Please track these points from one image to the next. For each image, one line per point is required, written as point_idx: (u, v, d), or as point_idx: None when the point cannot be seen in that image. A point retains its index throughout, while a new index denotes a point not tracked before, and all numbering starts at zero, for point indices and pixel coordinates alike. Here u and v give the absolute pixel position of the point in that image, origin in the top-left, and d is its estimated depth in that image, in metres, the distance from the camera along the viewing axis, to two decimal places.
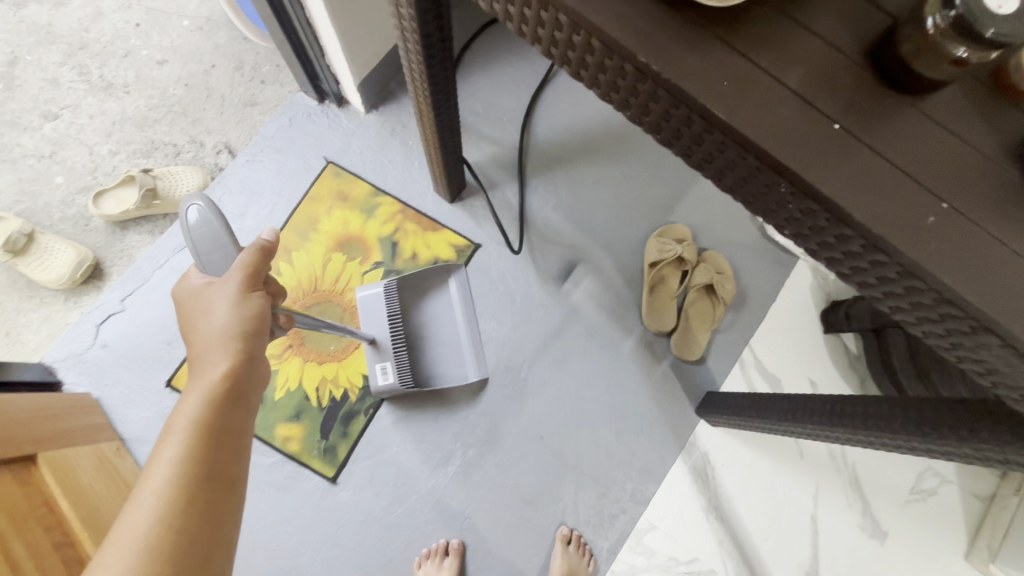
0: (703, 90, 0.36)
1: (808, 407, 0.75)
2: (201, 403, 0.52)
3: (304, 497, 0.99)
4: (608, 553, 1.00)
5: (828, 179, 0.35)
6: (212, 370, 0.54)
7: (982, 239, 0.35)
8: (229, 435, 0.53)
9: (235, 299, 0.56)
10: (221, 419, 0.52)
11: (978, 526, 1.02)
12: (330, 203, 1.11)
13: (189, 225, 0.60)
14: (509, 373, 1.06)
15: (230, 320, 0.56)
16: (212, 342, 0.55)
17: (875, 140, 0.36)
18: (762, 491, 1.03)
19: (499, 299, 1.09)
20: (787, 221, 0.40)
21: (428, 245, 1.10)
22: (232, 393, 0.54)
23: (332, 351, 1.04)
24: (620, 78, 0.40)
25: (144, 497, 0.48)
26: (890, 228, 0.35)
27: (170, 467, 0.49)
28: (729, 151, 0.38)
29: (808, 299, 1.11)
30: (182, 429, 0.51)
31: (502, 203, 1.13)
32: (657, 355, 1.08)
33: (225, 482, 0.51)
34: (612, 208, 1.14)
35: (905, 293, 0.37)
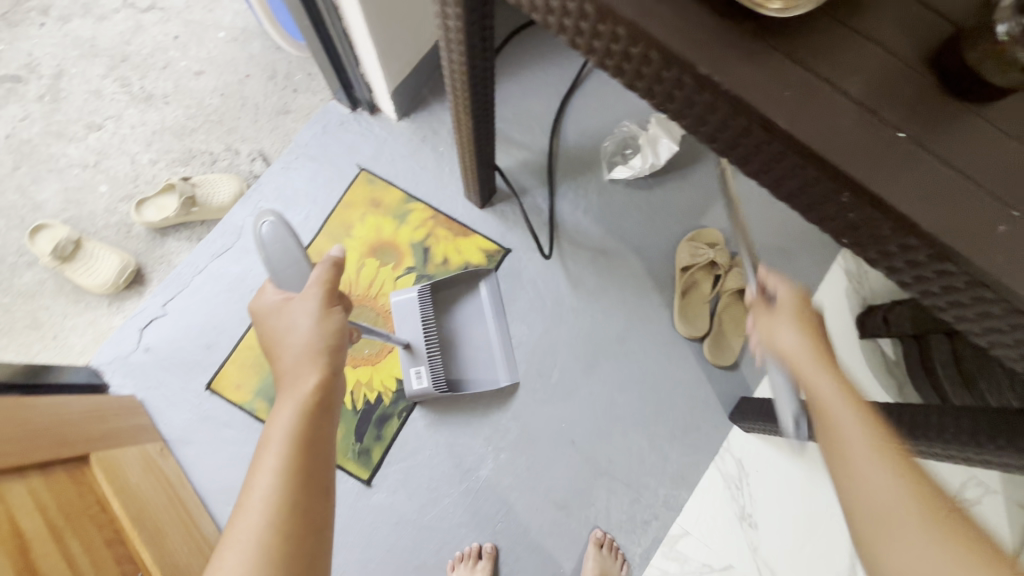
0: (765, 99, 0.36)
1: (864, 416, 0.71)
2: (296, 414, 0.54)
3: (340, 499, 1.00)
4: (641, 558, 1.00)
5: (892, 188, 0.35)
6: (302, 381, 0.55)
7: None
8: (322, 444, 0.54)
9: (316, 315, 0.58)
10: (315, 428, 0.54)
11: None
12: (363, 209, 1.13)
13: (263, 239, 0.64)
14: (540, 378, 1.06)
15: (314, 335, 0.58)
16: (299, 355, 0.57)
17: (939, 147, 0.36)
18: (797, 498, 1.02)
19: (530, 303, 1.09)
20: (845, 230, 0.40)
21: (459, 250, 1.11)
22: (323, 405, 0.55)
23: (366, 355, 1.06)
24: (676, 89, 0.40)
25: (251, 503, 0.49)
26: (957, 237, 0.34)
27: (272, 476, 0.51)
28: (788, 160, 0.38)
29: (843, 304, 1.11)
30: (280, 438, 0.52)
31: (532, 208, 1.14)
32: (689, 360, 1.08)
33: (322, 488, 0.52)
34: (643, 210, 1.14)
35: (972, 302, 0.37)
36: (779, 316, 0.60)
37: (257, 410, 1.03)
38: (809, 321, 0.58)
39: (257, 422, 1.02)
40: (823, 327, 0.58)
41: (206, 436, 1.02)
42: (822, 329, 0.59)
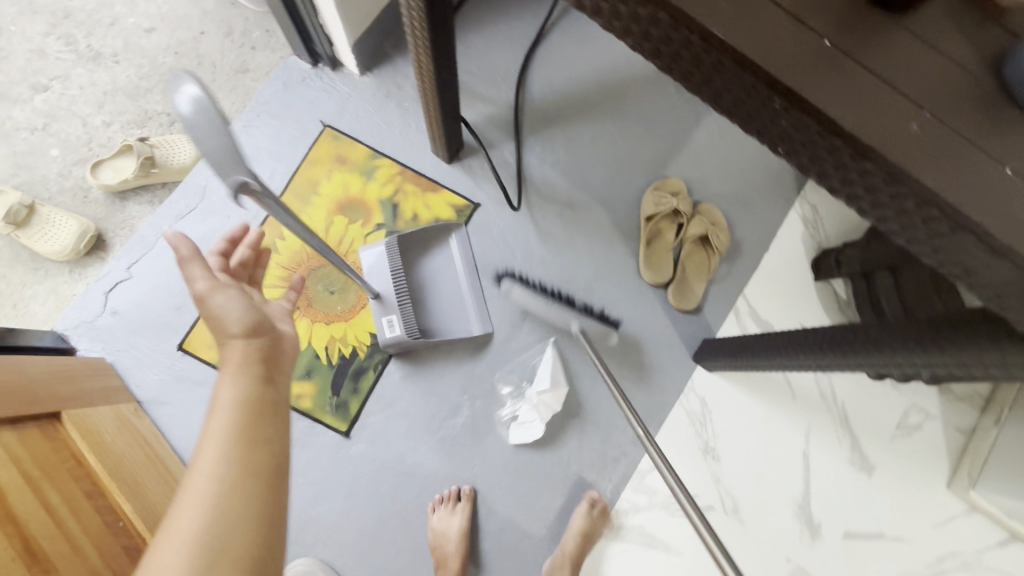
0: (703, 10, 0.38)
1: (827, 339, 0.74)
2: (231, 393, 0.56)
3: (319, 451, 1.03)
4: (612, 493, 1.05)
5: (819, 93, 0.38)
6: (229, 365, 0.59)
7: (961, 146, 0.38)
8: (271, 406, 0.58)
9: (227, 296, 0.61)
10: (247, 405, 0.56)
11: (959, 455, 1.12)
12: (329, 166, 1.12)
13: (182, 115, 0.50)
14: (512, 328, 1.09)
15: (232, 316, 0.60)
16: (225, 337, 0.60)
17: (863, 54, 0.38)
18: (756, 429, 1.10)
19: (499, 256, 1.11)
20: (782, 137, 0.43)
21: (428, 206, 1.12)
22: (254, 381, 0.58)
23: (339, 311, 1.06)
24: (623, 5, 0.42)
25: (204, 460, 0.52)
26: (875, 135, 0.38)
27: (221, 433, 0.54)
28: (727, 71, 0.40)
29: (800, 249, 1.16)
30: (222, 421, 0.55)
31: (499, 162, 1.14)
32: (655, 307, 1.12)
33: (260, 458, 0.54)
34: (560, 313, 1.03)
35: (889, 200, 0.40)
36: None
37: None
38: None
39: None
40: None
41: (181, 395, 1.02)
42: None
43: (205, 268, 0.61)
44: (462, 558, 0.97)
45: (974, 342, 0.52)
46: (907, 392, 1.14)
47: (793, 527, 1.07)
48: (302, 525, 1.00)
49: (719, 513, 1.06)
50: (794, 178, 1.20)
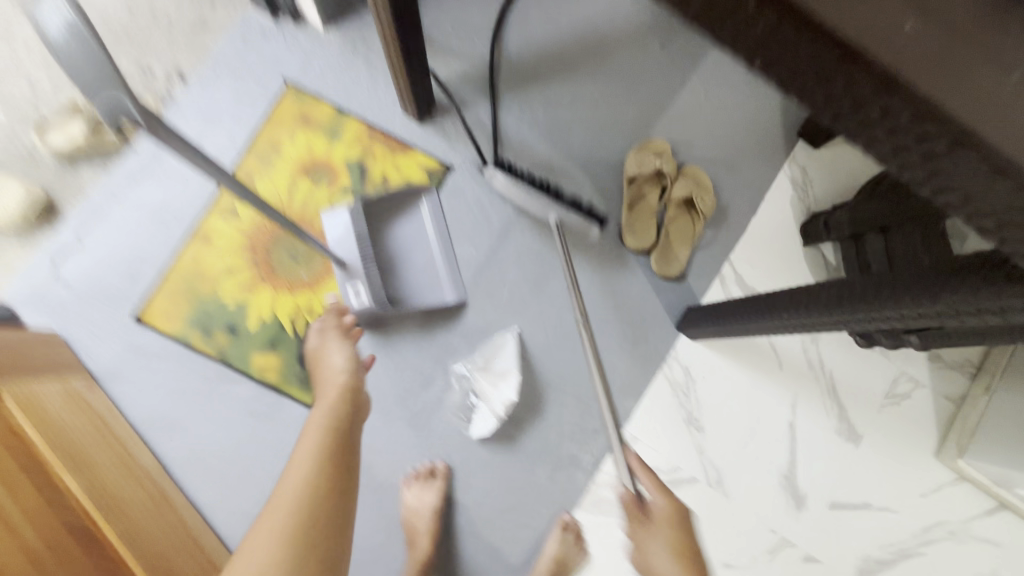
0: None
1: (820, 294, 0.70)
2: (330, 404, 0.77)
3: (285, 425, 0.97)
4: (593, 466, 1.01)
5: None
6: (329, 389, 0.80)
7: (971, 54, 0.31)
8: (340, 470, 0.69)
9: (342, 350, 0.86)
10: (344, 407, 0.77)
11: (948, 423, 1.09)
12: (292, 127, 1.06)
13: (47, 37, 0.41)
14: (488, 297, 1.04)
15: (338, 369, 0.83)
16: (329, 380, 0.81)
17: None
18: (741, 399, 1.06)
19: (474, 221, 1.06)
20: (757, 49, 0.35)
21: (398, 168, 1.06)
22: (346, 400, 0.78)
23: (304, 279, 1.01)
24: None
25: (281, 502, 0.64)
26: (865, 32, 0.31)
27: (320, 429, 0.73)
28: None
29: (788, 213, 1.11)
30: (324, 408, 0.76)
31: (474, 122, 1.08)
32: (637, 274, 1.08)
33: (348, 464, 0.71)
34: (542, 203, 1.00)
35: (888, 132, 0.33)
36: (653, 534, 0.71)
37: (191, 339, 0.98)
38: (677, 541, 0.70)
39: (192, 352, 0.97)
40: (688, 532, 0.71)
41: (138, 369, 0.97)
42: (688, 541, 0.71)
43: (340, 325, 0.90)
44: (433, 537, 0.95)
45: (975, 280, 0.48)
46: (896, 359, 1.10)
47: (777, 498, 1.04)
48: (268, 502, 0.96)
49: (702, 485, 1.03)
50: (785, 139, 1.14)
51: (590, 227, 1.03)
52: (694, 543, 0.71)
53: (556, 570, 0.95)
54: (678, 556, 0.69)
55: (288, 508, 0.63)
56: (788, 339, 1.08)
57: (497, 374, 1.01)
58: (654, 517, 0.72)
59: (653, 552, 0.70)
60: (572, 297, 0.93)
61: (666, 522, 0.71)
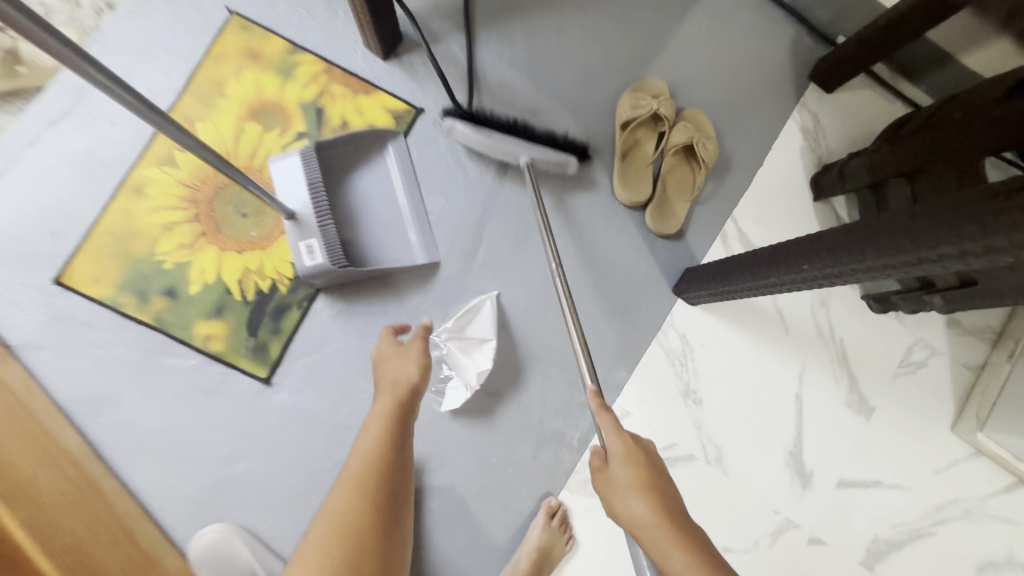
0: None
1: (856, 237, 0.60)
2: (386, 413, 0.66)
3: (235, 401, 0.87)
4: (580, 443, 0.91)
5: None
6: (389, 395, 0.68)
7: None
8: (386, 504, 0.59)
9: (412, 358, 0.73)
10: (402, 425, 0.66)
11: (965, 393, 1.00)
12: (237, 62, 0.92)
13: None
14: (463, 257, 0.93)
15: (405, 376, 0.70)
16: (391, 386, 0.69)
17: None
18: (744, 369, 0.97)
19: (448, 173, 0.94)
20: None
21: (361, 111, 0.93)
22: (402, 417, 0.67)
23: (253, 237, 0.89)
24: None
25: (324, 514, 0.57)
26: None
27: (372, 441, 0.63)
28: None
29: (798, 163, 1.00)
30: (377, 419, 0.66)
31: (447, 60, 0.96)
32: (630, 231, 0.96)
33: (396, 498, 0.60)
34: (506, 144, 0.88)
35: None
36: (618, 477, 0.58)
37: (124, 305, 0.86)
38: (644, 473, 0.57)
39: (125, 319, 0.86)
40: (658, 474, 0.58)
41: (61, 338, 0.84)
42: (655, 467, 0.58)
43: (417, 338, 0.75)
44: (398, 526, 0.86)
45: None
46: (912, 325, 1.01)
47: (781, 475, 0.96)
48: (215, 487, 0.85)
49: (700, 463, 0.94)
50: (794, 82, 1.03)
51: (566, 162, 0.90)
52: (666, 480, 0.58)
53: (539, 558, 0.84)
54: (644, 491, 0.56)
55: (324, 540, 0.55)
56: (795, 303, 0.98)
57: (470, 342, 0.91)
58: (612, 458, 0.59)
59: (619, 498, 0.57)
60: (550, 255, 0.82)
61: (624, 459, 0.58)
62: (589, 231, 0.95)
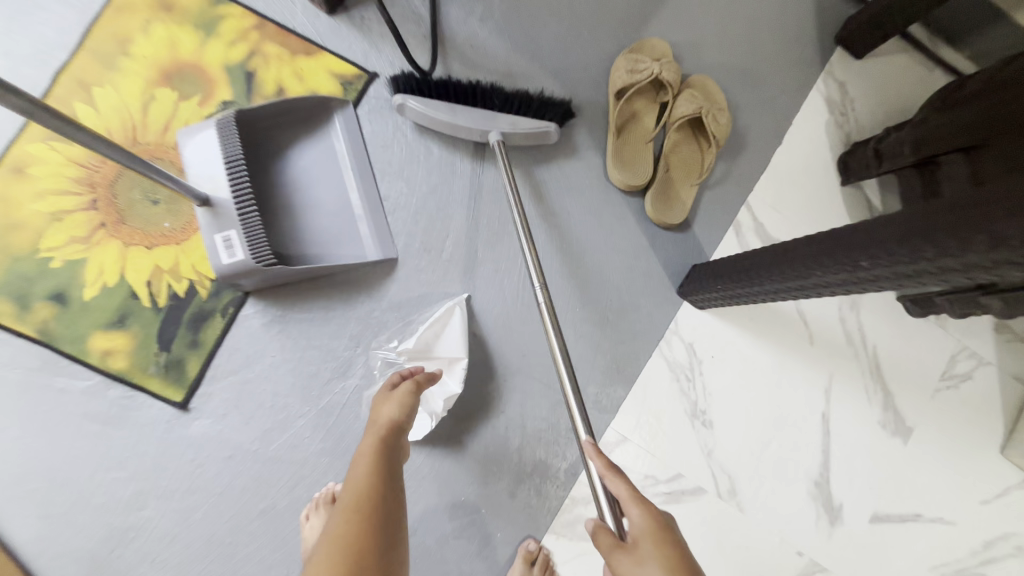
0: None
1: (920, 229, 0.42)
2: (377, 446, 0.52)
3: (141, 431, 0.70)
4: (568, 476, 0.76)
5: None
6: (378, 426, 0.54)
7: None
8: (379, 552, 0.45)
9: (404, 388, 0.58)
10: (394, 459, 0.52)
11: (1017, 411, 0.86)
12: (146, 15, 0.75)
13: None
14: (426, 253, 0.77)
15: (397, 407, 0.56)
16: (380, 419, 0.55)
17: None
18: (760, 384, 0.82)
19: (408, 151, 0.78)
20: None
21: (301, 76, 0.77)
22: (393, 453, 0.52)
23: (166, 230, 0.72)
24: None
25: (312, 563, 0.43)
26: None
27: (367, 480, 0.49)
28: None
29: (823, 141, 0.85)
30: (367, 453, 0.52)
31: (405, 15, 0.80)
32: (627, 221, 0.81)
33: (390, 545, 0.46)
34: (474, 118, 0.72)
35: None
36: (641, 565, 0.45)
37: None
38: (676, 559, 0.45)
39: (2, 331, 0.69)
40: (688, 555, 0.46)
41: None
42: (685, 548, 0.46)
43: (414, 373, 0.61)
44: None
45: None
46: (954, 330, 0.86)
47: (806, 510, 0.81)
48: (116, 539, 0.68)
49: (711, 497, 0.79)
50: (818, 46, 0.87)
51: (546, 131, 0.74)
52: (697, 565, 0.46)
53: None
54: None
55: None
56: (820, 306, 0.83)
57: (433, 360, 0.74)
58: (633, 537, 0.47)
59: None
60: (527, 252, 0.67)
61: (651, 539, 0.46)
62: (578, 223, 0.80)
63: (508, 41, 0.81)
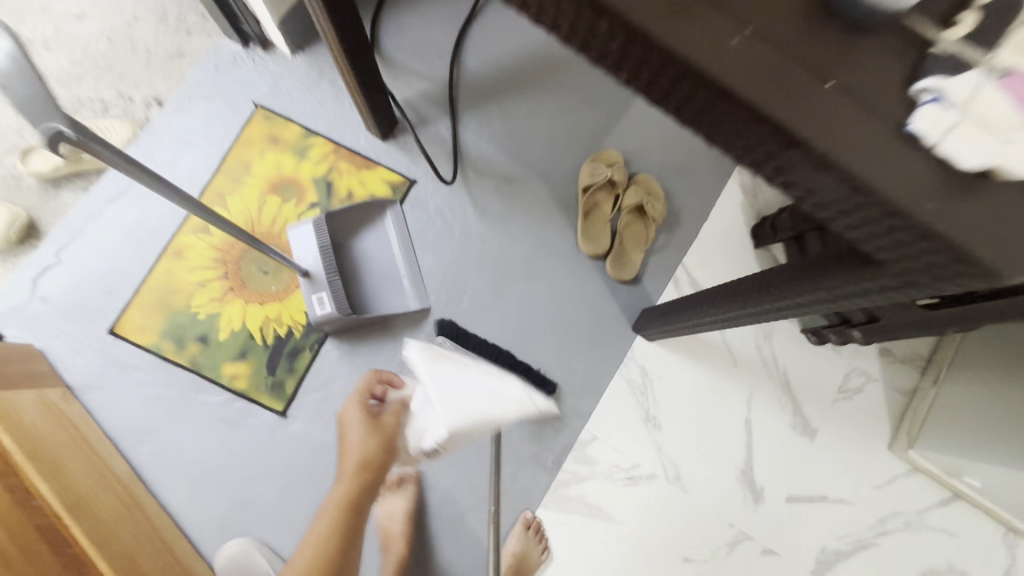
0: None
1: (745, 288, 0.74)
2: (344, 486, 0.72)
3: (256, 431, 1.02)
4: (554, 464, 1.06)
5: (667, 20, 0.37)
6: (350, 467, 0.72)
7: (861, 120, 0.37)
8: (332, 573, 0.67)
9: (370, 432, 0.73)
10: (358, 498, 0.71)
11: (900, 418, 1.12)
12: (261, 146, 1.11)
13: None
14: (451, 303, 1.09)
15: (363, 452, 0.72)
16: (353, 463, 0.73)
17: (673, 25, 0.37)
18: (697, 396, 1.10)
19: (436, 232, 1.12)
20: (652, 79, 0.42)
21: (363, 183, 1.12)
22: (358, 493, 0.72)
23: (273, 291, 1.05)
24: None
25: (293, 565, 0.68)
26: (689, 39, 0.37)
27: (334, 517, 0.70)
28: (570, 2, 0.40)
29: (739, 216, 1.16)
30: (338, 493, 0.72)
31: (434, 138, 1.14)
32: (594, 277, 1.12)
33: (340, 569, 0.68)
34: None
35: (755, 141, 0.40)
36: None
37: (165, 350, 1.02)
38: None
39: (165, 362, 1.02)
40: None
41: (113, 379, 1.01)
42: None
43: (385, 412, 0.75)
44: (405, 542, 1.01)
45: (847, 267, 0.52)
46: (848, 354, 1.14)
47: (735, 491, 1.08)
48: (239, 506, 0.99)
49: (661, 481, 1.06)
50: None
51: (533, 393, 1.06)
52: None
53: (517, 564, 1.00)
54: None
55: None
56: (740, 337, 1.13)
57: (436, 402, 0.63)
58: None
59: None
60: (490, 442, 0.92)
61: None
62: (558, 279, 1.11)
63: (507, 153, 1.15)
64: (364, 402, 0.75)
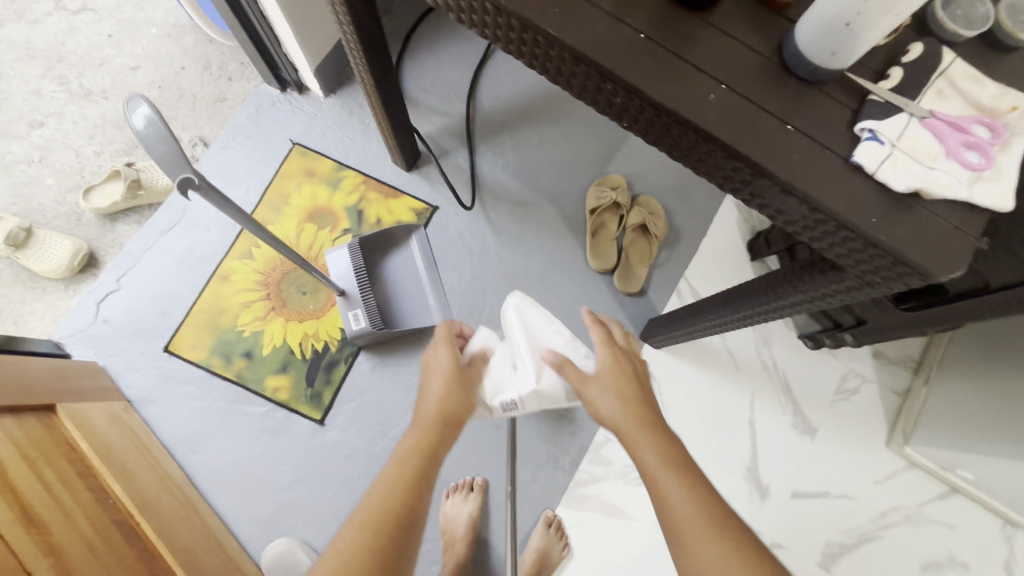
0: (610, 57, 0.49)
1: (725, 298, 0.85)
2: (410, 450, 0.63)
3: (297, 438, 1.11)
4: (571, 464, 1.14)
5: (656, 85, 0.48)
6: (417, 431, 0.64)
7: (812, 152, 0.48)
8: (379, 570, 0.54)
9: (450, 384, 0.69)
10: (423, 467, 0.62)
11: (895, 416, 1.20)
12: (299, 179, 1.23)
13: (139, 135, 0.54)
14: (473, 317, 1.19)
15: (441, 405, 0.67)
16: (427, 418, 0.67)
17: (660, 87, 0.48)
18: (703, 399, 1.18)
19: (458, 253, 1.22)
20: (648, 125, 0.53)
21: (391, 211, 1.23)
22: (424, 461, 0.62)
23: (311, 309, 1.16)
24: (536, 46, 0.53)
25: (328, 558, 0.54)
26: (671, 98, 0.48)
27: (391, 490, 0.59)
28: (583, 70, 0.51)
29: (735, 231, 1.26)
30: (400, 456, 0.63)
31: (454, 168, 1.26)
32: (603, 291, 1.22)
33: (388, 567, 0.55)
34: None
35: (734, 173, 0.51)
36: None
37: (214, 365, 1.12)
38: None
39: (214, 376, 1.12)
40: None
41: (168, 393, 1.11)
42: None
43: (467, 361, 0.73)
44: (468, 542, 1.06)
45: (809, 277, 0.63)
46: (844, 357, 1.22)
47: (742, 487, 1.15)
48: (282, 508, 1.07)
49: None
50: None
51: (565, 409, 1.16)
52: None
53: (539, 562, 1.06)
54: None
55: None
56: (741, 343, 1.21)
57: (528, 366, 0.71)
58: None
59: None
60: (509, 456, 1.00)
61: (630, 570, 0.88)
62: (571, 293, 1.21)
63: (520, 180, 1.26)
64: (453, 350, 0.72)
